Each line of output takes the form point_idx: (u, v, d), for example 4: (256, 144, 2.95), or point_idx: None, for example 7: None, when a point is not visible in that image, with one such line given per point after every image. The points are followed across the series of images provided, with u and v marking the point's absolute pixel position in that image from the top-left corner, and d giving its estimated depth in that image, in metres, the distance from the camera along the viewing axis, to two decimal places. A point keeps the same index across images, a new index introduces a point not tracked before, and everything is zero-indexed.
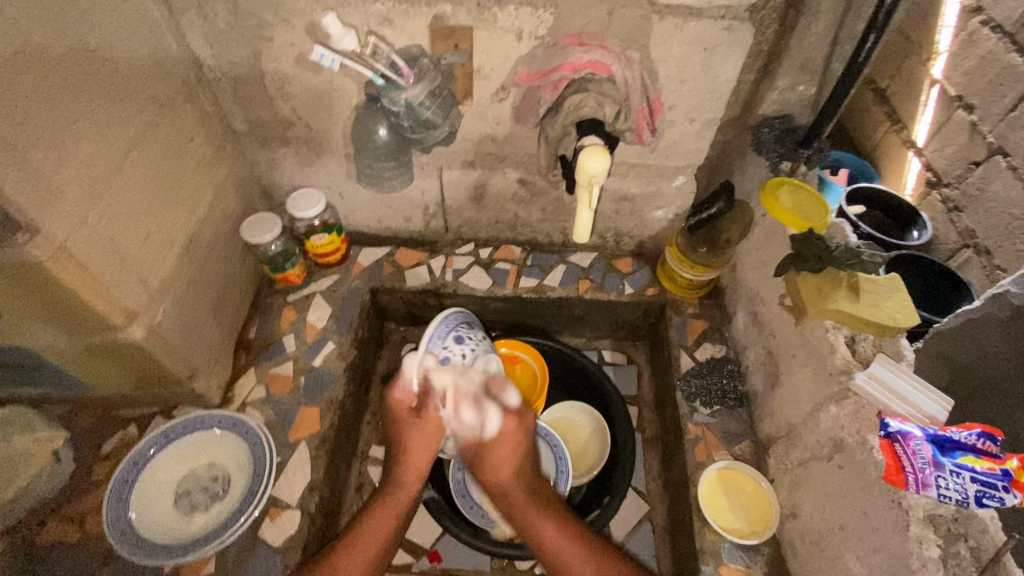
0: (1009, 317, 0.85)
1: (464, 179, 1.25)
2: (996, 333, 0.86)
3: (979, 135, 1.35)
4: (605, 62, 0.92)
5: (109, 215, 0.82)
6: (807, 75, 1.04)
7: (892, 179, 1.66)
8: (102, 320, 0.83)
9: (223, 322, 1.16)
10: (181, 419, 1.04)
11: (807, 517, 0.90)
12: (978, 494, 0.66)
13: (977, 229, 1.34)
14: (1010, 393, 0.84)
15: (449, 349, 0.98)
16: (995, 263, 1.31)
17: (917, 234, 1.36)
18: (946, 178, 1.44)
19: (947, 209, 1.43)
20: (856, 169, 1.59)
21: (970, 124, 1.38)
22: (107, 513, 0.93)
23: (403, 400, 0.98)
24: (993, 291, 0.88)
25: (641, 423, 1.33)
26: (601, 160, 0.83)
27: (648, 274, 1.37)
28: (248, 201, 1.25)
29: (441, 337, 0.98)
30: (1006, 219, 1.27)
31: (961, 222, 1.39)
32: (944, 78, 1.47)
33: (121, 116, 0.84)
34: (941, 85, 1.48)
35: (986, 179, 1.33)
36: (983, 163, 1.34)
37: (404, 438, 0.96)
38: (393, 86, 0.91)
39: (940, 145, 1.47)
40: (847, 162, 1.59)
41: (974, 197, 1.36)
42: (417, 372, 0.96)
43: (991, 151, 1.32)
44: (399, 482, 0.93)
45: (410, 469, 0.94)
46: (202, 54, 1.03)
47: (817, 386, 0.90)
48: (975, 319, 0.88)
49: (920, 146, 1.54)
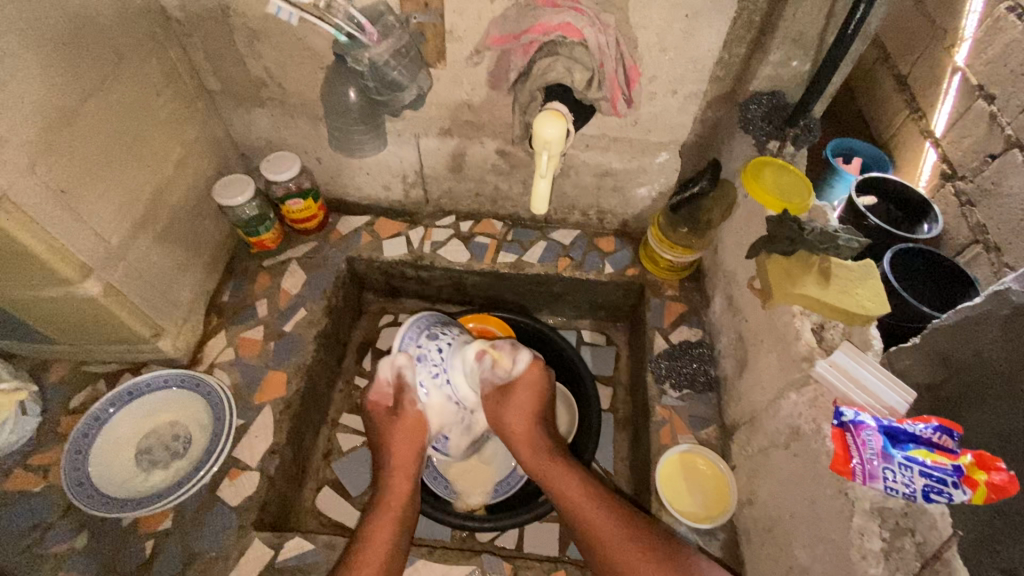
0: (1010, 314, 0.73)
1: (442, 147, 1.22)
2: (995, 332, 0.75)
3: (997, 126, 1.26)
4: (578, 25, 0.85)
5: (61, 167, 0.81)
6: (801, 49, 0.99)
7: (904, 169, 1.58)
8: (54, 273, 0.83)
9: (193, 283, 1.16)
10: (142, 377, 1.04)
11: (762, 504, 0.89)
12: (926, 489, 0.63)
13: (989, 225, 1.24)
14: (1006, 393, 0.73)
15: (422, 347, 0.94)
16: (1003, 261, 1.20)
17: (928, 227, 1.21)
18: (961, 170, 1.35)
19: (959, 203, 1.34)
20: (868, 156, 1.53)
21: (989, 115, 1.29)
22: (65, 465, 0.94)
23: (380, 400, 1.00)
24: (996, 287, 0.76)
25: (614, 404, 1.32)
26: (556, 126, 0.80)
27: (630, 255, 1.34)
28: (223, 162, 1.23)
29: (414, 336, 0.95)
30: (1019, 215, 1.17)
31: (973, 217, 1.29)
32: (966, 66, 1.39)
33: (78, 65, 0.82)
34: (964, 73, 1.40)
35: (1000, 173, 1.23)
36: (999, 156, 1.24)
37: (387, 440, 0.96)
38: (356, 44, 0.87)
39: (957, 136, 1.39)
40: (859, 148, 1.53)
41: (987, 192, 1.26)
42: (391, 371, 0.95)
43: (1008, 144, 1.22)
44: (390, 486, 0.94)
45: (399, 470, 0.95)
46: (169, 6, 1.00)
47: (781, 372, 0.87)
48: (974, 316, 0.77)
49: (938, 136, 1.47)
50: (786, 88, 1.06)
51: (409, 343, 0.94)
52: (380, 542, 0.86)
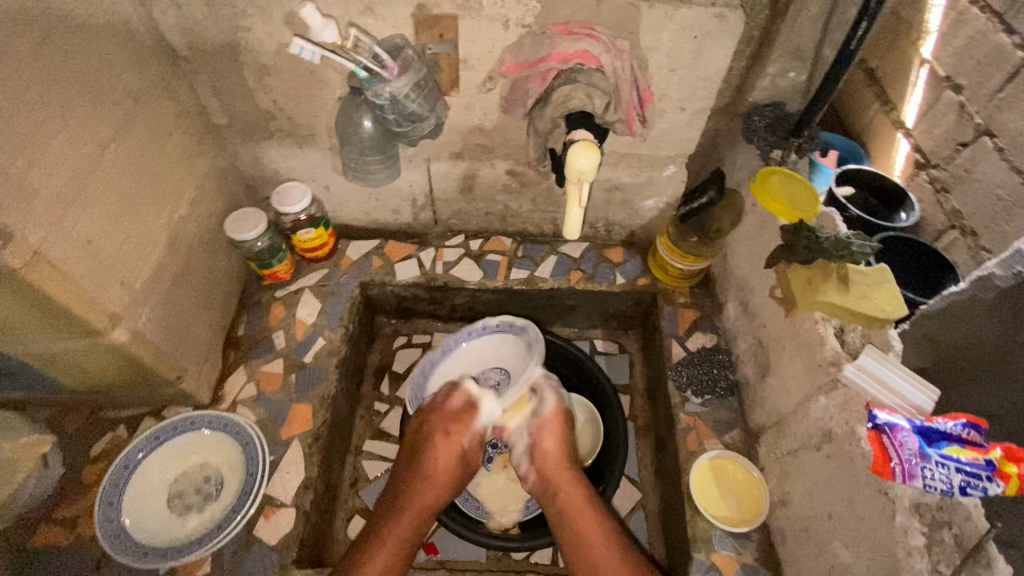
0: (995, 299, 0.81)
1: (453, 170, 1.23)
2: (984, 316, 0.82)
3: (965, 116, 1.23)
4: (594, 53, 0.89)
5: (87, 218, 0.80)
6: (798, 61, 1.02)
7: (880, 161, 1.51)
8: (83, 324, 0.81)
9: (210, 321, 1.14)
10: (170, 420, 1.03)
11: (797, 505, 0.92)
12: (963, 484, 0.66)
13: (964, 211, 1.24)
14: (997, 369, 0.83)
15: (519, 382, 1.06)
16: (980, 245, 1.21)
17: (905, 217, 1.25)
18: (935, 159, 1.32)
19: (935, 191, 1.32)
20: (844, 151, 1.46)
21: (958, 105, 1.25)
22: (99, 518, 0.93)
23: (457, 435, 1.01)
24: (977, 273, 0.82)
25: (633, 411, 1.34)
26: (590, 156, 0.84)
27: (640, 264, 1.37)
28: (232, 196, 1.22)
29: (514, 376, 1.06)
30: (993, 200, 1.18)
31: (949, 203, 1.28)
32: (933, 59, 1.31)
33: (95, 113, 0.82)
34: (930, 67, 1.32)
35: (973, 160, 1.22)
36: (970, 144, 1.22)
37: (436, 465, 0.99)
38: (376, 79, 0.89)
39: (929, 127, 1.33)
40: (835, 144, 1.46)
41: (961, 179, 1.25)
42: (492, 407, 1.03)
43: (978, 133, 1.21)
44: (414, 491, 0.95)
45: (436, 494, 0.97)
46: (177, 45, 0.99)
47: (808, 377, 0.91)
48: (964, 301, 0.84)
49: (909, 127, 1.39)
50: (785, 98, 1.10)
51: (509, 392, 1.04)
52: (391, 545, 0.90)
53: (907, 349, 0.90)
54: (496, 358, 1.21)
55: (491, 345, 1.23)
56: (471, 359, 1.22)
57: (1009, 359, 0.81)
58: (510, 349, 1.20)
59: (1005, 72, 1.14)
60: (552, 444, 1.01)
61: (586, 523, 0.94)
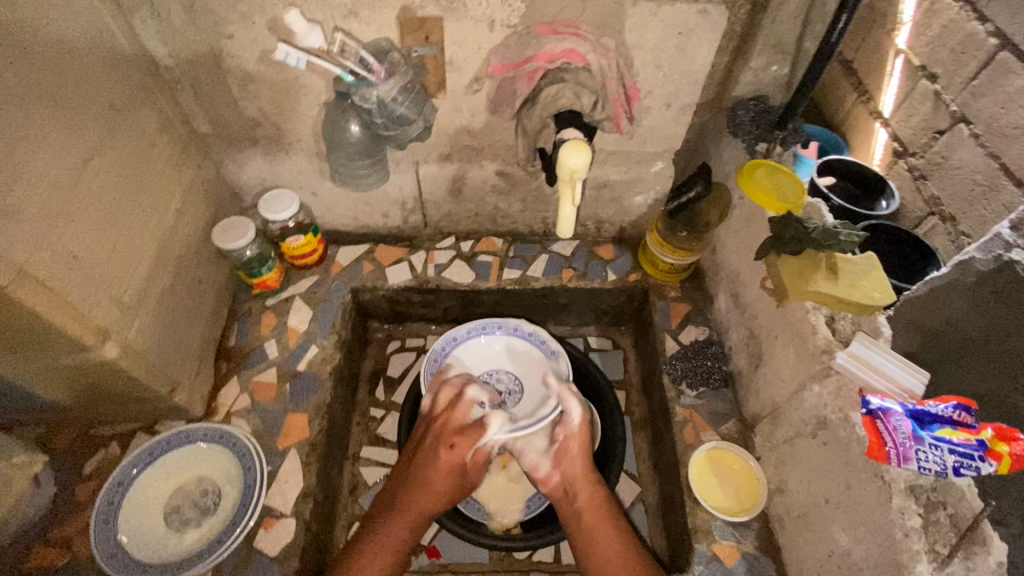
0: (976, 283, 0.80)
1: (442, 172, 1.22)
2: (963, 300, 0.82)
3: (942, 103, 1.25)
4: (581, 51, 0.91)
5: (72, 231, 0.78)
6: (780, 54, 1.03)
7: (858, 150, 1.53)
8: (73, 341, 0.80)
9: (201, 332, 1.13)
10: (165, 435, 1.02)
11: (794, 492, 0.93)
12: (956, 465, 0.67)
13: (942, 196, 1.26)
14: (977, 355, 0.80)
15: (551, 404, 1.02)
16: (960, 230, 1.23)
17: (886, 204, 1.29)
18: (912, 147, 1.34)
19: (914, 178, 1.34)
20: (824, 140, 1.49)
21: (933, 94, 1.27)
22: (95, 537, 0.91)
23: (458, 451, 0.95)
24: (959, 258, 0.83)
25: (629, 407, 1.35)
26: (581, 155, 0.84)
27: (630, 260, 1.38)
28: (218, 206, 1.20)
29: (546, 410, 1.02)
30: (970, 185, 1.20)
31: (927, 190, 1.31)
32: (909, 48, 1.34)
33: (76, 125, 0.80)
34: (906, 56, 1.34)
35: (948, 147, 1.25)
36: (946, 132, 1.25)
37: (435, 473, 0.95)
38: (363, 82, 0.89)
39: (905, 116, 1.35)
40: (816, 134, 1.48)
41: (939, 166, 1.27)
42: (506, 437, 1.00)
43: (955, 120, 1.23)
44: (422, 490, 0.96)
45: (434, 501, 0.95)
46: (158, 54, 0.98)
47: (801, 365, 0.92)
48: (943, 285, 0.84)
49: (887, 116, 1.41)
50: (767, 91, 1.12)
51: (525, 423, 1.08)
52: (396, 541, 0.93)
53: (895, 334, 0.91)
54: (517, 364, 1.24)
55: (516, 348, 1.25)
56: (493, 353, 1.25)
57: (985, 344, 0.80)
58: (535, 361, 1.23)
59: (979, 60, 1.16)
60: (578, 454, 0.99)
61: (599, 528, 0.95)
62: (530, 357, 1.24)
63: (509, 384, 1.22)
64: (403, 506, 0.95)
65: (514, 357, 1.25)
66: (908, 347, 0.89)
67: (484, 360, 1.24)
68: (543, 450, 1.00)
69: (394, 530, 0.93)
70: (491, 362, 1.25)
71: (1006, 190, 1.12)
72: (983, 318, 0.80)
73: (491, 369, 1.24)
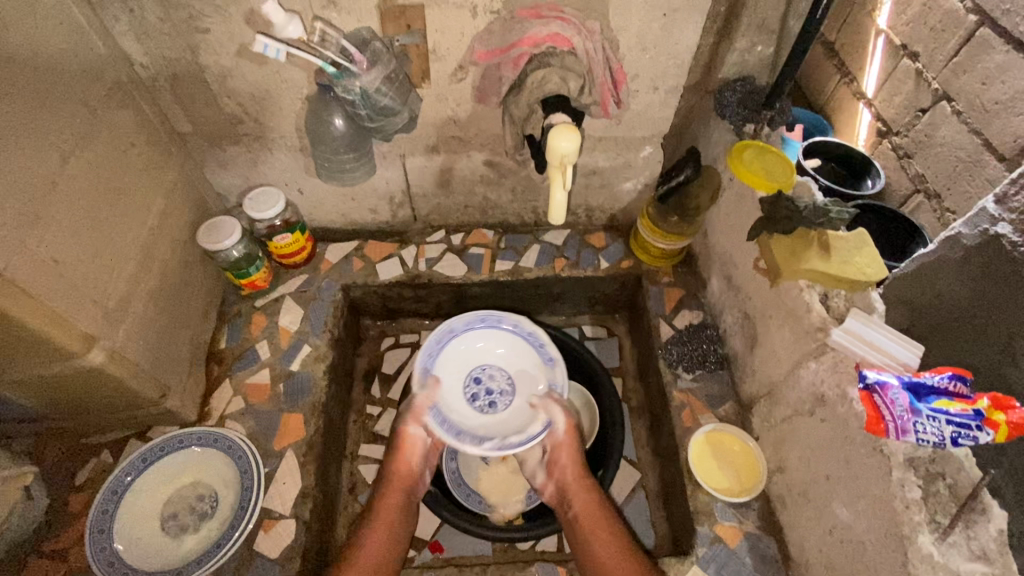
0: (962, 258, 0.80)
1: (429, 164, 1.21)
2: (951, 275, 0.82)
3: (924, 81, 1.26)
4: (565, 35, 0.89)
5: (51, 235, 0.76)
6: (765, 34, 1.03)
7: (843, 131, 1.53)
8: (59, 348, 0.78)
9: (190, 335, 1.11)
10: (158, 440, 1.00)
11: (794, 470, 0.94)
12: (954, 435, 0.68)
13: (927, 174, 1.26)
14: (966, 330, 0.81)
15: (539, 427, 1.04)
16: (945, 207, 1.23)
17: (871, 183, 1.31)
18: (896, 127, 1.34)
19: (898, 157, 1.35)
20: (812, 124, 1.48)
21: (915, 73, 1.28)
22: (90, 547, 0.89)
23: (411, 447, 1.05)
24: (946, 234, 0.82)
25: (626, 393, 1.35)
26: (571, 139, 0.85)
27: (622, 247, 1.37)
28: (202, 206, 1.18)
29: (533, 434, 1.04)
30: (954, 162, 1.20)
31: (912, 168, 1.31)
32: (889, 28, 1.34)
33: (51, 126, 0.78)
34: (887, 36, 1.35)
35: (931, 125, 1.24)
36: (929, 109, 1.25)
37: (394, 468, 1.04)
38: (345, 73, 0.88)
39: (889, 95, 1.36)
40: (803, 118, 1.47)
41: (922, 144, 1.27)
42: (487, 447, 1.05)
43: (937, 97, 1.23)
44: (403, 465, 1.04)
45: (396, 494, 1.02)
46: (134, 53, 0.96)
47: (797, 344, 0.92)
48: (930, 262, 0.84)
49: (870, 96, 1.42)
50: (754, 72, 1.10)
51: (514, 447, 1.00)
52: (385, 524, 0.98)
53: (888, 311, 0.91)
54: (512, 362, 1.15)
55: (511, 344, 1.15)
56: (487, 347, 1.15)
57: (973, 319, 0.80)
58: (531, 361, 1.13)
59: (959, 37, 1.16)
60: (568, 460, 1.04)
61: (596, 528, 0.96)
62: (526, 357, 1.14)
63: (501, 383, 1.13)
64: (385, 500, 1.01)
65: (510, 355, 1.15)
66: (902, 325, 0.89)
67: (477, 354, 1.14)
68: (541, 461, 1.10)
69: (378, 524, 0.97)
70: (481, 356, 1.15)
71: (990, 165, 1.12)
72: (971, 294, 0.80)
73: (484, 362, 1.14)
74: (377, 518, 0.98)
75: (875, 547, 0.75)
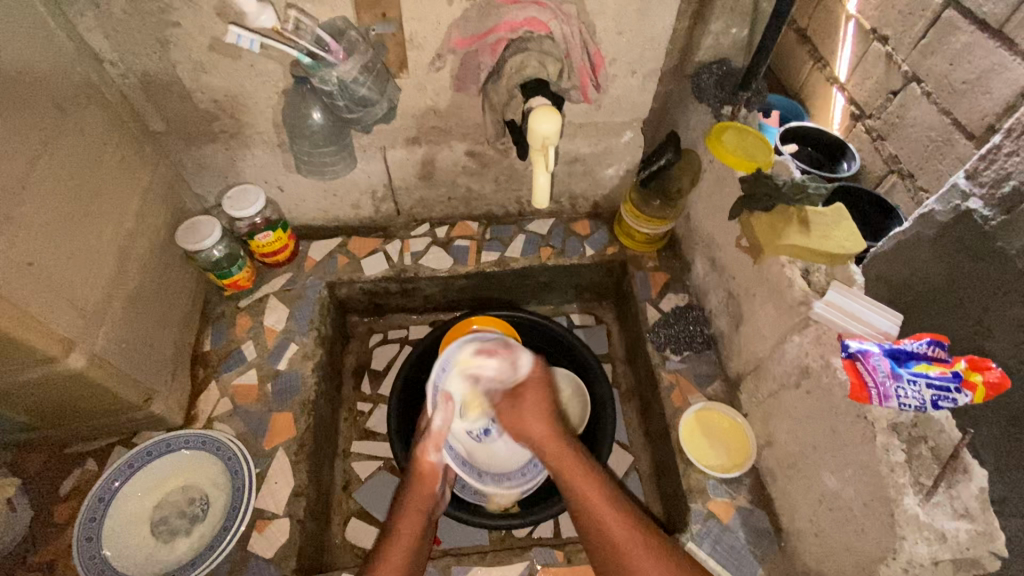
0: (936, 235, 0.82)
1: (411, 156, 1.20)
2: (926, 251, 0.84)
3: (894, 64, 1.28)
4: (542, 20, 0.92)
5: (23, 238, 0.74)
6: (739, 17, 1.04)
7: (817, 115, 1.55)
8: (36, 353, 0.76)
9: (173, 338, 1.09)
10: (144, 445, 0.98)
11: (782, 443, 0.95)
12: (934, 398, 0.70)
13: (901, 154, 1.29)
14: (939, 303, 0.83)
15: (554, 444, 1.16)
16: (918, 185, 1.26)
17: (847, 165, 1.32)
18: (868, 110, 1.36)
19: (871, 139, 1.37)
20: (785, 109, 1.48)
21: (885, 56, 1.30)
22: (78, 556, 0.87)
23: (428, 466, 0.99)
24: (919, 212, 0.84)
25: (616, 378, 1.36)
26: (551, 121, 0.86)
27: (606, 234, 1.38)
28: (178, 207, 1.15)
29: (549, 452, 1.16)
30: (925, 141, 1.22)
31: (885, 149, 1.33)
32: (859, 12, 1.35)
33: (19, 123, 0.76)
34: (856, 20, 1.36)
35: (903, 106, 1.27)
36: (900, 91, 1.27)
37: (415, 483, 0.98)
38: (321, 64, 0.87)
39: (860, 79, 1.37)
40: (775, 103, 1.47)
41: (895, 125, 1.30)
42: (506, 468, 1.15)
43: (906, 79, 1.25)
44: (426, 485, 0.97)
45: (411, 504, 0.95)
46: (101, 49, 0.93)
47: (781, 319, 0.94)
48: (905, 241, 0.86)
49: (842, 80, 1.43)
50: (730, 55, 1.12)
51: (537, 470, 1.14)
52: (405, 540, 0.90)
53: (868, 287, 0.93)
54: None
55: None
56: None
57: (952, 292, 0.81)
58: None
59: (926, 19, 1.18)
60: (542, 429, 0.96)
61: (598, 507, 0.87)
62: None
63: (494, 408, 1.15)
64: (407, 505, 0.95)
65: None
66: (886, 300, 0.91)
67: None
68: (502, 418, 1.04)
69: (403, 526, 0.91)
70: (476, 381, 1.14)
71: (959, 143, 1.14)
72: (946, 268, 0.82)
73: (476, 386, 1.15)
74: (398, 532, 0.90)
75: (861, 512, 0.77)
